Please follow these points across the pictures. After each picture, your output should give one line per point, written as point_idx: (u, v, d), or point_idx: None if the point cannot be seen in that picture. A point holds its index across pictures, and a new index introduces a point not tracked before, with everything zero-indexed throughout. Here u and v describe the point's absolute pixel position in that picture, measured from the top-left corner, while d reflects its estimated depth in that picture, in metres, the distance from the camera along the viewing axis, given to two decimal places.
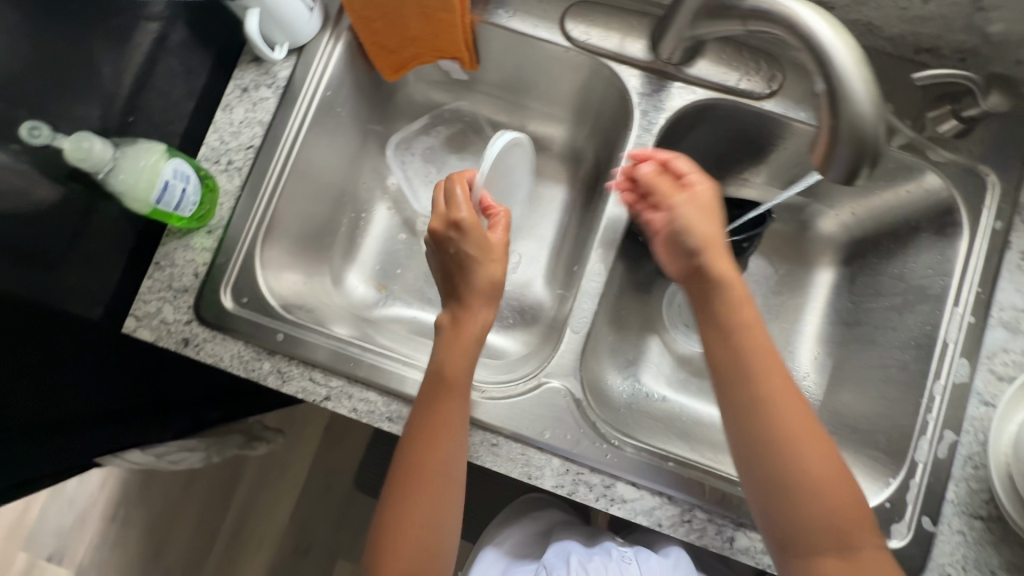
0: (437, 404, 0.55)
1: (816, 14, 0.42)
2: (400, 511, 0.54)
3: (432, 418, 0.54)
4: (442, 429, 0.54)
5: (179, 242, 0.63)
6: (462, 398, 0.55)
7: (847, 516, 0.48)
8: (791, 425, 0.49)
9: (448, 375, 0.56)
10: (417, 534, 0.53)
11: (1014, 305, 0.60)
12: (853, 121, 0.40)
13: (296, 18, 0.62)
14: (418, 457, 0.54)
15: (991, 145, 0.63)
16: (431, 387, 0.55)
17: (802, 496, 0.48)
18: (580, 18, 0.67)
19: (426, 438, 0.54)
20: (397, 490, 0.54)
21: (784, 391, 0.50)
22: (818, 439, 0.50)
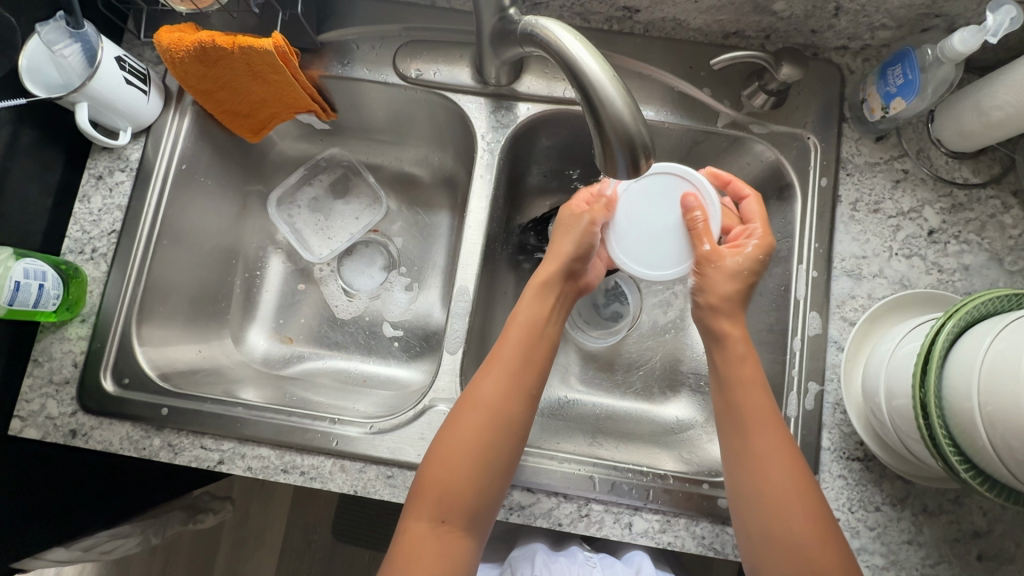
0: (503, 375, 0.59)
1: (570, 34, 0.46)
2: (439, 477, 0.55)
3: (493, 388, 0.58)
4: (499, 402, 0.57)
5: (54, 335, 0.64)
6: (503, 390, 0.58)
7: (804, 491, 0.52)
8: (769, 444, 0.54)
9: (522, 349, 0.60)
10: (452, 504, 0.54)
11: (852, 254, 0.64)
12: (615, 119, 0.43)
13: (134, 104, 0.65)
14: (464, 425, 0.56)
15: (805, 110, 0.68)
16: (496, 359, 0.60)
17: (767, 507, 0.52)
18: (412, 57, 0.71)
19: (479, 407, 0.57)
20: (433, 457, 0.56)
21: (750, 379, 0.57)
22: (777, 424, 0.55)
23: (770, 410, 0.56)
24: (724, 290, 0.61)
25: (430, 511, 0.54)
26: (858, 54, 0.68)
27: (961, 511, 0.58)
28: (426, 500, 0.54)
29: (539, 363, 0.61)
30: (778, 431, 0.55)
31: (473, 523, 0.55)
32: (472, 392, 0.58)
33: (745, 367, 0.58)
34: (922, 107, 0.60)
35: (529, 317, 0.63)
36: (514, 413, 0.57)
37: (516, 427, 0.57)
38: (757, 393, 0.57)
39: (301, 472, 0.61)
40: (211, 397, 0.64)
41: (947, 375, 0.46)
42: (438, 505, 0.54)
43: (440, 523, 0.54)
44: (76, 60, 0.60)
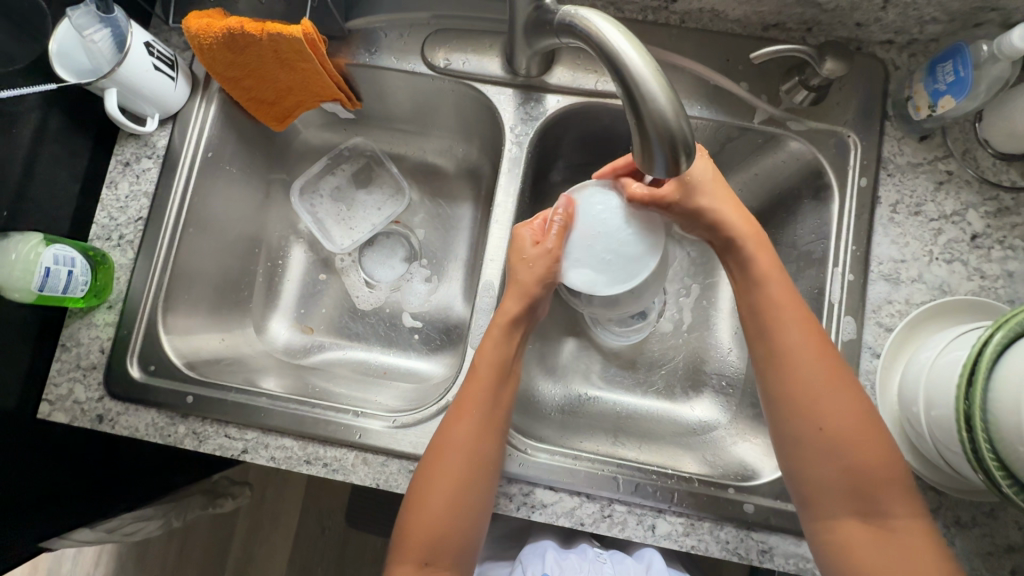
0: (474, 416, 0.57)
1: (612, 24, 0.44)
2: (418, 522, 0.55)
3: (464, 432, 0.57)
4: (472, 444, 0.57)
5: (82, 321, 0.65)
6: (476, 432, 0.57)
7: (826, 376, 0.53)
8: (823, 388, 0.53)
9: (489, 388, 0.59)
10: (436, 546, 0.55)
11: (891, 257, 0.62)
12: (656, 116, 0.42)
13: (162, 90, 0.64)
14: (440, 473, 0.56)
15: (846, 106, 0.65)
16: (469, 399, 0.58)
17: (829, 452, 0.52)
18: (440, 46, 0.70)
19: (452, 450, 0.56)
20: (414, 504, 0.56)
21: (771, 271, 0.58)
22: (796, 313, 0.56)
23: (820, 353, 0.54)
24: (745, 228, 0.60)
25: (416, 554, 0.55)
26: (904, 49, 0.66)
27: (994, 525, 0.57)
28: (409, 543, 0.55)
29: (505, 398, 0.60)
30: (833, 373, 0.53)
31: (458, 559, 0.56)
32: (445, 435, 0.57)
33: (788, 313, 0.56)
34: (972, 106, 0.57)
35: (491, 349, 0.61)
36: (487, 451, 0.57)
37: (491, 466, 0.57)
38: (803, 337, 0.55)
39: (323, 464, 0.61)
40: (235, 387, 0.64)
41: (993, 388, 0.44)
42: (422, 549, 0.55)
43: (424, 565, 0.55)
44: (107, 47, 0.59)
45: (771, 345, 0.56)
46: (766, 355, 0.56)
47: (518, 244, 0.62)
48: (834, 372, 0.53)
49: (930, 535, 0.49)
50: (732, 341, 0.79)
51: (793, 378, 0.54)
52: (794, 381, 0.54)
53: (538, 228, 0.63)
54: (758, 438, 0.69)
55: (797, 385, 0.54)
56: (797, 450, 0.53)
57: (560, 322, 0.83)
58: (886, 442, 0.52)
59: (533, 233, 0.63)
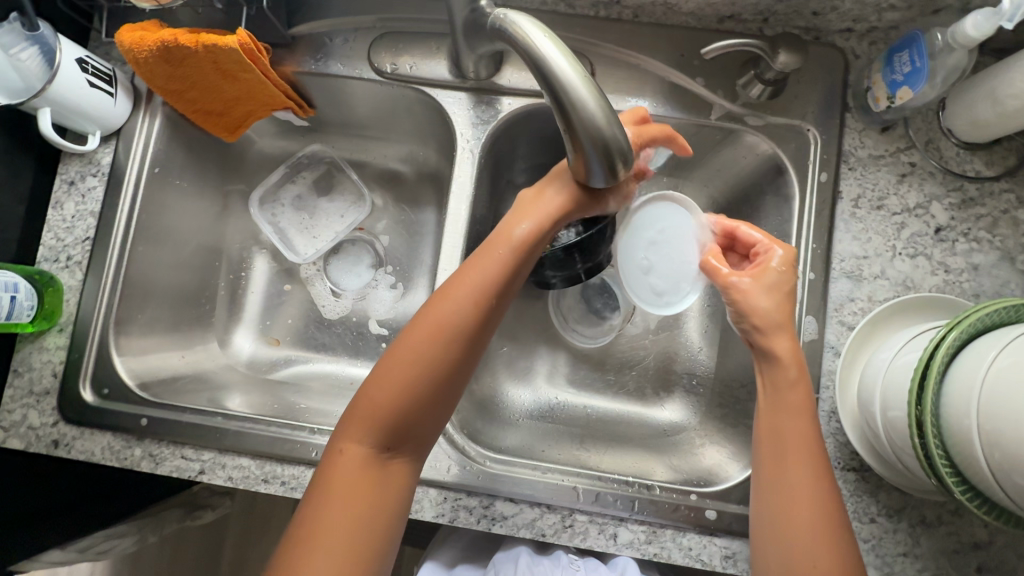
0: (477, 294, 0.52)
1: (538, 28, 0.42)
2: (385, 401, 0.50)
3: (459, 311, 0.52)
4: (460, 328, 0.52)
5: (32, 345, 0.64)
6: (470, 316, 0.52)
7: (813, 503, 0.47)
8: (809, 500, 0.47)
9: (497, 274, 0.53)
10: (401, 431, 0.51)
11: (853, 253, 0.61)
12: (586, 121, 0.40)
13: (101, 106, 0.63)
14: (419, 355, 0.51)
15: (805, 99, 0.64)
16: (466, 279, 0.53)
17: (795, 561, 0.46)
18: (387, 49, 0.68)
19: (444, 328, 0.51)
20: (384, 384, 0.50)
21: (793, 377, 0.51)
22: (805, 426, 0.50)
23: (817, 464, 0.49)
24: (784, 344, 0.51)
25: (376, 436, 0.50)
26: (863, 37, 0.64)
27: (961, 523, 0.56)
28: (370, 421, 0.50)
29: (512, 287, 0.55)
30: (822, 487, 0.48)
31: (420, 448, 0.53)
32: (436, 310, 0.52)
33: (796, 415, 0.50)
34: (931, 96, 0.55)
35: (516, 245, 0.54)
36: (481, 339, 0.53)
37: (474, 356, 0.53)
38: (805, 440, 0.49)
39: (281, 482, 0.60)
40: (191, 407, 0.63)
41: (945, 392, 0.43)
42: (385, 430, 0.50)
43: (384, 448, 0.50)
44: (35, 64, 0.58)
45: (767, 449, 0.50)
46: (763, 449, 0.51)
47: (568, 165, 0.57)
48: (821, 487, 0.48)
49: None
50: (703, 339, 0.78)
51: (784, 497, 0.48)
52: (785, 484, 0.48)
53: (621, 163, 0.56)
54: (726, 441, 0.69)
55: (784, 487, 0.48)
56: (771, 547, 0.48)
57: (528, 325, 0.82)
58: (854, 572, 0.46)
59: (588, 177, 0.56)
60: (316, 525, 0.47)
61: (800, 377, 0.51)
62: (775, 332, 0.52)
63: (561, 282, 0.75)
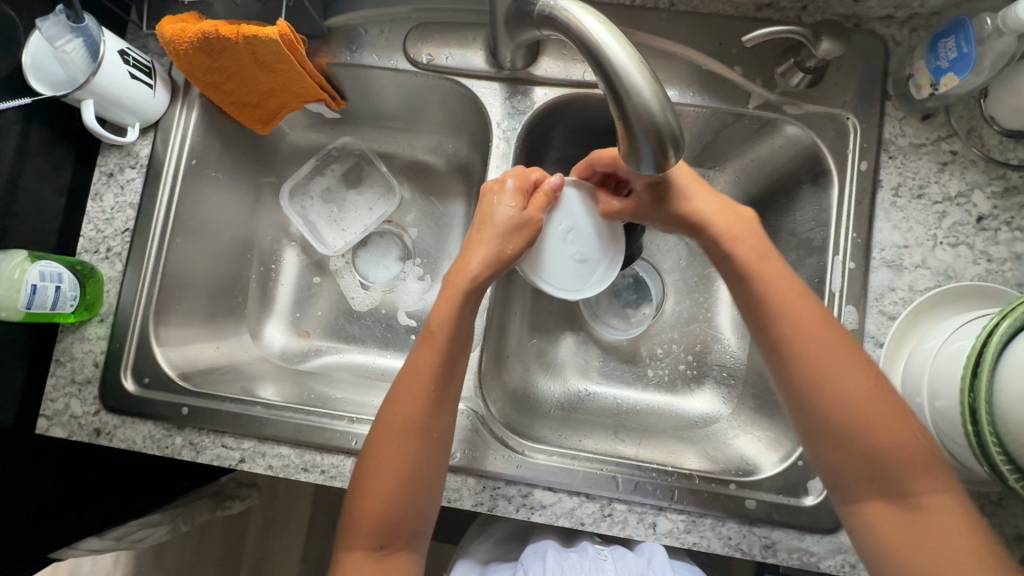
0: (421, 392, 0.55)
1: (592, 13, 0.42)
2: (373, 505, 0.53)
3: (411, 409, 0.54)
4: (422, 423, 0.54)
5: (74, 335, 0.65)
6: (424, 410, 0.54)
7: (854, 394, 0.49)
8: (843, 375, 0.50)
9: (439, 363, 0.55)
10: (388, 530, 0.53)
11: (893, 243, 0.60)
12: (640, 108, 0.40)
13: (140, 99, 0.63)
14: (391, 453, 0.53)
15: (845, 87, 0.63)
16: (415, 375, 0.55)
17: (867, 459, 0.48)
18: (422, 40, 0.68)
19: (399, 431, 0.54)
20: (365, 487, 0.53)
21: (788, 295, 0.53)
22: (817, 333, 0.51)
23: (835, 338, 0.51)
24: (731, 227, 0.56)
25: (369, 538, 0.53)
26: (904, 24, 0.63)
27: (1004, 514, 0.56)
28: (359, 526, 0.53)
29: (460, 368, 0.57)
30: (850, 355, 0.50)
31: (414, 538, 0.54)
32: (393, 413, 0.55)
33: (798, 304, 0.52)
34: (978, 83, 0.55)
35: (444, 326, 0.56)
36: (440, 425, 0.55)
37: (443, 441, 0.55)
38: (811, 325, 0.51)
39: (321, 471, 0.61)
40: (230, 397, 0.64)
41: (1000, 379, 0.43)
42: (374, 533, 0.53)
43: (379, 548, 0.53)
44: (80, 57, 0.58)
45: (790, 363, 0.51)
46: (772, 346, 0.53)
47: (491, 210, 0.59)
48: (849, 358, 0.50)
49: (958, 504, 0.46)
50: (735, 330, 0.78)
51: (830, 400, 0.49)
52: (826, 389, 0.50)
53: (517, 190, 0.60)
54: (759, 431, 0.69)
55: (811, 378, 0.50)
56: (816, 433, 0.50)
57: (558, 316, 0.82)
58: (913, 424, 0.49)
59: (512, 189, 0.60)
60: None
61: (768, 261, 0.54)
62: (717, 218, 0.57)
63: None
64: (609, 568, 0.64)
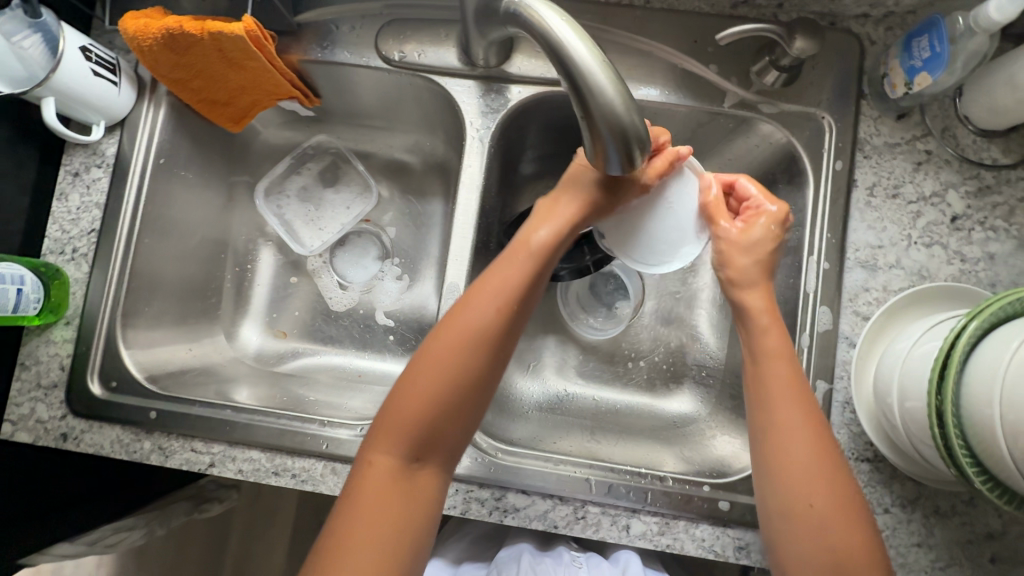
0: (498, 303, 0.53)
1: (555, 12, 0.41)
2: (417, 409, 0.51)
3: (481, 319, 0.53)
4: (484, 335, 0.53)
5: (39, 338, 0.63)
6: (493, 326, 0.53)
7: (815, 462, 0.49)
8: (816, 474, 0.48)
9: (520, 278, 0.54)
10: (427, 441, 0.51)
11: (868, 243, 0.60)
12: (605, 108, 0.39)
13: (105, 97, 0.62)
14: (445, 359, 0.52)
15: (820, 86, 0.63)
16: (488, 289, 0.54)
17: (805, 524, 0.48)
18: (394, 37, 0.67)
19: (463, 341, 0.52)
20: (412, 389, 0.51)
21: (776, 354, 0.52)
22: (798, 395, 0.51)
23: (817, 436, 0.49)
24: (750, 257, 0.57)
25: (403, 445, 0.50)
26: (880, 23, 0.63)
27: (975, 513, 0.56)
28: (395, 430, 0.51)
29: (536, 290, 0.56)
30: (826, 457, 0.49)
31: (447, 457, 0.52)
32: (455, 321, 0.53)
33: (785, 393, 0.51)
34: (950, 82, 0.55)
35: (543, 239, 0.57)
36: (503, 346, 0.54)
37: (499, 363, 0.54)
38: (803, 415, 0.50)
39: (292, 475, 0.60)
40: (200, 401, 0.63)
41: (966, 382, 0.43)
42: (410, 440, 0.50)
43: (411, 459, 0.51)
44: (39, 52, 0.57)
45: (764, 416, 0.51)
46: (759, 424, 0.52)
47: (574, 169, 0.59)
48: (826, 460, 0.49)
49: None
50: (714, 330, 0.77)
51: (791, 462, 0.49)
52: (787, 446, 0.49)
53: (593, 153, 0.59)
54: (736, 432, 0.68)
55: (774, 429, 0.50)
56: (781, 520, 0.49)
57: (538, 316, 0.81)
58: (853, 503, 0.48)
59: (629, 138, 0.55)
60: (348, 537, 0.48)
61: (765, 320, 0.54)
62: (750, 288, 0.56)
63: (569, 274, 0.74)
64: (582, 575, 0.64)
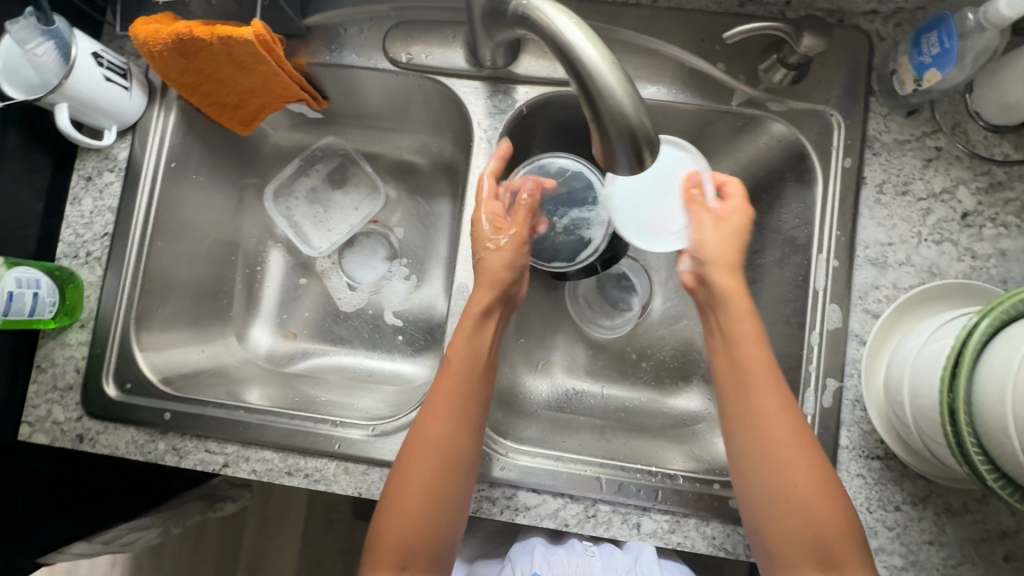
0: (451, 406, 0.55)
1: (565, 13, 0.41)
2: (402, 522, 0.52)
3: (442, 424, 0.55)
4: (448, 438, 0.54)
5: (55, 341, 0.64)
6: (452, 428, 0.55)
7: (785, 438, 0.50)
8: (789, 456, 0.49)
9: (465, 382, 0.57)
10: (412, 549, 0.52)
11: (878, 240, 0.60)
12: (614, 111, 0.39)
13: (117, 102, 0.63)
14: (415, 468, 0.53)
15: (828, 84, 0.62)
16: (440, 398, 0.56)
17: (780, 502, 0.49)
18: (401, 39, 0.67)
19: (428, 449, 0.54)
20: (390, 504, 0.53)
21: (747, 338, 0.55)
22: (767, 379, 0.53)
23: (792, 420, 0.51)
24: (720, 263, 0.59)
25: (391, 557, 0.51)
26: (888, 19, 0.62)
27: (987, 511, 0.56)
28: (384, 546, 0.52)
29: (487, 389, 0.58)
30: (802, 439, 0.50)
31: (437, 562, 0.53)
32: (418, 432, 0.55)
33: (763, 380, 0.53)
34: (960, 78, 0.54)
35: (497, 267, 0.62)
36: (467, 442, 0.55)
37: (466, 463, 0.55)
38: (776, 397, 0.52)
39: (305, 475, 0.61)
40: (213, 402, 0.64)
41: (979, 379, 0.42)
42: (397, 553, 0.51)
43: (401, 570, 0.51)
44: (52, 59, 0.57)
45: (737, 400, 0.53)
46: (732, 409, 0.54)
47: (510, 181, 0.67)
48: (801, 442, 0.50)
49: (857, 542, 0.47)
50: None
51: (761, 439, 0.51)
52: (762, 423, 0.51)
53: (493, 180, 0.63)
54: None
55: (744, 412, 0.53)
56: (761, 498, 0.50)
57: (546, 315, 0.81)
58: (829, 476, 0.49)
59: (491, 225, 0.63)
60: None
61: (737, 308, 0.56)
62: (710, 270, 0.59)
63: (577, 274, 0.70)
64: (594, 564, 0.65)
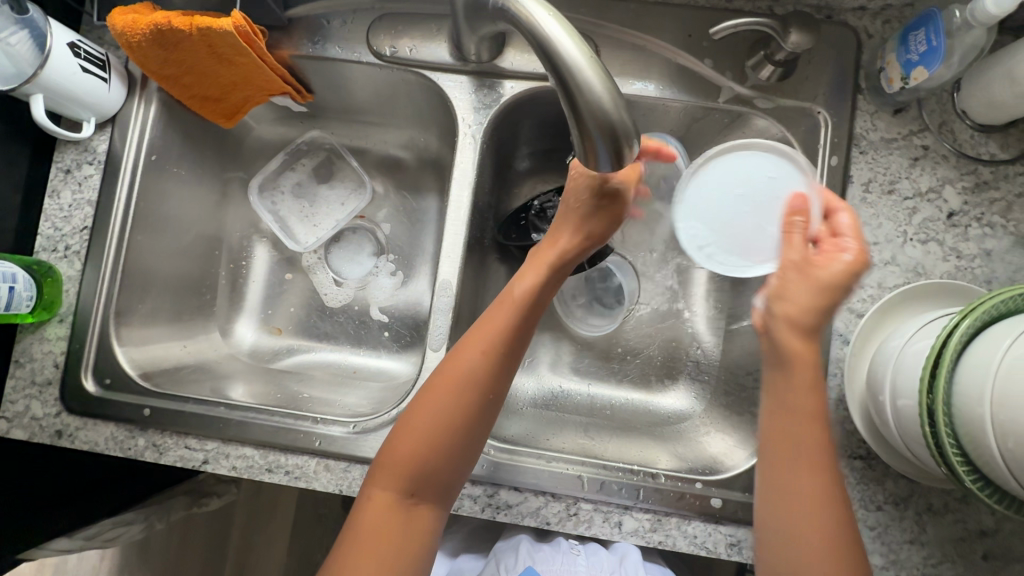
0: (490, 346, 0.55)
1: (544, 7, 0.41)
2: (417, 446, 0.52)
3: (478, 362, 0.54)
4: (479, 375, 0.54)
5: (33, 335, 0.63)
6: (486, 368, 0.54)
7: (812, 520, 0.47)
8: (813, 535, 0.47)
9: (512, 322, 0.56)
10: (424, 477, 0.52)
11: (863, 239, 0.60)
12: (594, 107, 0.39)
13: (95, 94, 0.62)
14: (445, 397, 0.53)
15: (815, 81, 0.62)
16: (481, 333, 0.56)
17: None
18: (385, 32, 0.66)
19: (460, 382, 0.54)
20: (411, 425, 0.53)
21: (803, 407, 0.50)
22: (813, 458, 0.48)
23: (830, 506, 0.47)
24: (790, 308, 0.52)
25: (400, 479, 0.52)
26: (876, 16, 0.62)
27: (968, 511, 0.56)
28: (394, 466, 0.52)
29: (528, 335, 0.57)
30: (834, 527, 0.47)
31: (441, 496, 0.53)
32: (452, 364, 0.55)
33: (809, 436, 0.49)
34: (947, 76, 0.54)
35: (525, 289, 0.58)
36: (497, 387, 0.55)
37: (493, 402, 0.55)
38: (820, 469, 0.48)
39: (285, 472, 0.60)
40: (194, 397, 0.63)
41: (957, 380, 0.42)
42: (405, 478, 0.52)
43: (408, 497, 0.52)
44: (26, 48, 0.57)
45: (773, 473, 0.50)
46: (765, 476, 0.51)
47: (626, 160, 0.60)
48: (829, 525, 0.47)
49: None
50: (710, 326, 0.77)
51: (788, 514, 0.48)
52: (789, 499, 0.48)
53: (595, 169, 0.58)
54: (729, 430, 0.69)
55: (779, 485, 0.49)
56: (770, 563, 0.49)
57: None
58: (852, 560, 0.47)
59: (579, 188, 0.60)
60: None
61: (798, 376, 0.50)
62: (776, 328, 0.52)
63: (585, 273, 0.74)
64: (579, 565, 0.64)
